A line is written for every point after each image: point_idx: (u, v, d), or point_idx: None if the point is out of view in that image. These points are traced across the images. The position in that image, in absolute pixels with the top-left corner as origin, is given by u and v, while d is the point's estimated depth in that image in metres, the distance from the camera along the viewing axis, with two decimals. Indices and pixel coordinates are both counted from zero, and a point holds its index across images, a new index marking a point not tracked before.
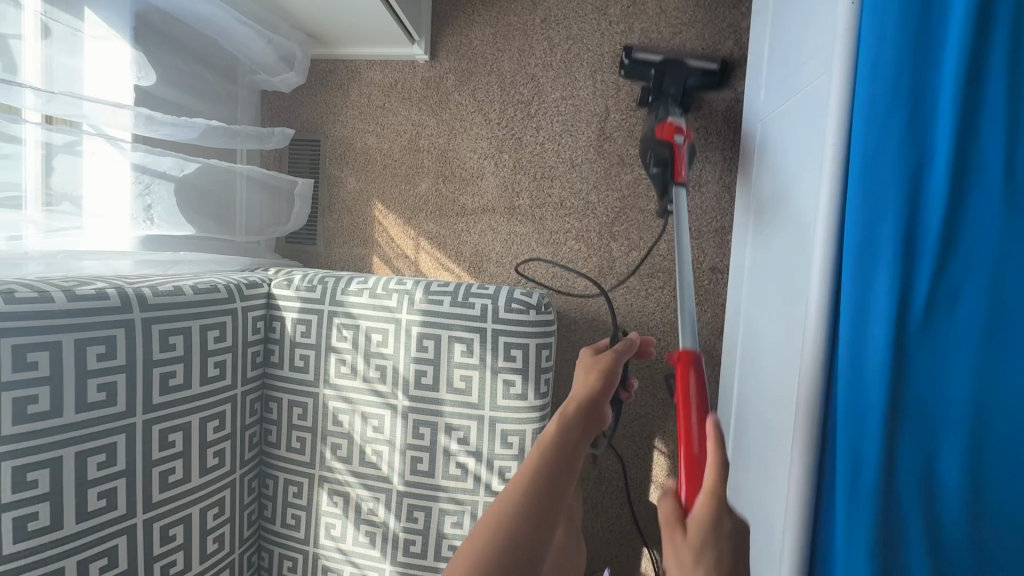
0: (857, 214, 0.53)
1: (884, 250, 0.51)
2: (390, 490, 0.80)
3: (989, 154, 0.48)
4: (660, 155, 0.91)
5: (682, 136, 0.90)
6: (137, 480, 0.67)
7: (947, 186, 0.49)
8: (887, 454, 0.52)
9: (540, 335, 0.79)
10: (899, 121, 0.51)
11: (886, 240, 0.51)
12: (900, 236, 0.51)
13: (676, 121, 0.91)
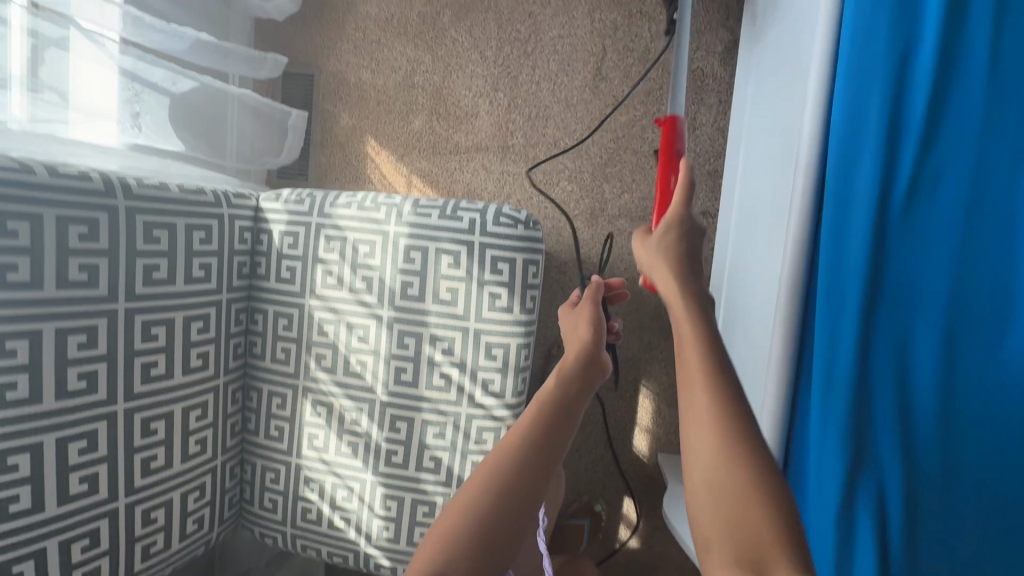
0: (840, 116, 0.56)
1: (864, 151, 0.55)
2: (374, 400, 0.81)
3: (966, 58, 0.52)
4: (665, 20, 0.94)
5: None
6: (118, 367, 0.67)
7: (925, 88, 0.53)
8: (863, 341, 0.56)
9: (527, 249, 0.79)
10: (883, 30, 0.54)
11: (868, 139, 0.55)
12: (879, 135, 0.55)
13: None
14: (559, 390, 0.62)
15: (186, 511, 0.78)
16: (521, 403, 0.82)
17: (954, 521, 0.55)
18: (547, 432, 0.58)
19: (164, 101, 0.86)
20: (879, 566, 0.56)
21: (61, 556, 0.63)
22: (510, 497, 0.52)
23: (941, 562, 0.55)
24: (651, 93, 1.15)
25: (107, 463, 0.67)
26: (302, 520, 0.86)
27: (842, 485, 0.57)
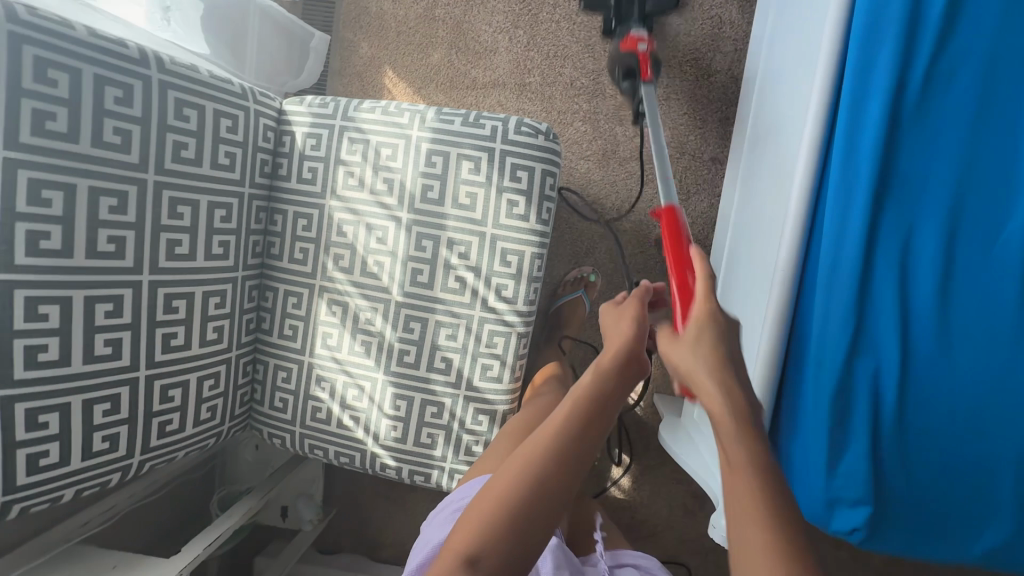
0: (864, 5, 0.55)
1: (885, 42, 0.55)
2: (389, 301, 0.83)
3: None
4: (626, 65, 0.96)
5: (644, 46, 0.91)
6: (145, 238, 0.68)
7: None
8: (871, 233, 0.57)
9: (546, 160, 0.81)
10: None
11: (889, 30, 0.54)
12: (901, 25, 0.54)
13: (639, 32, 0.92)
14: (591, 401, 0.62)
15: (201, 398, 0.80)
16: (532, 313, 0.84)
17: (946, 410, 0.57)
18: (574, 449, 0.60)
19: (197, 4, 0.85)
20: (870, 451, 0.57)
21: (84, 415, 0.65)
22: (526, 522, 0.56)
23: (931, 450, 0.57)
24: (668, 38, 1.17)
25: (131, 331, 0.68)
26: (311, 419, 0.88)
27: (840, 370, 0.58)
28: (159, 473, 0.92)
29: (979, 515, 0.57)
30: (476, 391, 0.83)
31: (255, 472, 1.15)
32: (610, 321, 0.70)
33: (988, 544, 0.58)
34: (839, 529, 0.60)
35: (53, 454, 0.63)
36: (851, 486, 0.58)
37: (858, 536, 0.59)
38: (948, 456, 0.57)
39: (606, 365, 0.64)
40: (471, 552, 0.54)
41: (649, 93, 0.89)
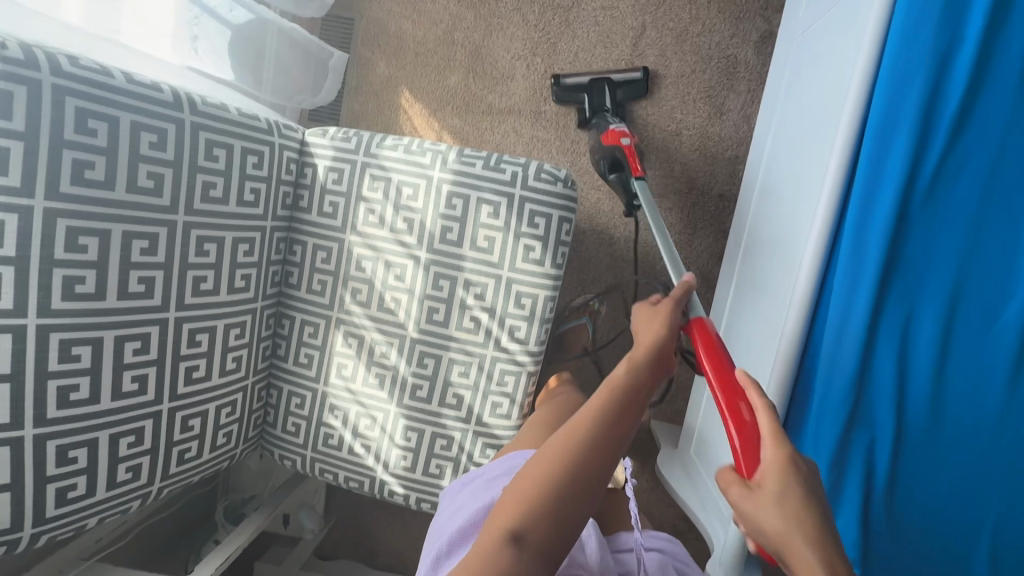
0: (880, 106, 0.58)
1: (898, 142, 0.58)
2: (404, 336, 0.85)
3: (1009, 59, 0.55)
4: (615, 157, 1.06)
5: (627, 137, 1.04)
6: (172, 276, 0.70)
7: (966, 84, 0.56)
8: (874, 317, 0.60)
9: (564, 206, 0.83)
10: (934, 23, 0.56)
11: (903, 132, 0.58)
12: (914, 128, 0.57)
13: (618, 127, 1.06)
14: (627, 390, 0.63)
15: (218, 425, 0.82)
16: (543, 352, 0.87)
17: (929, 480, 0.62)
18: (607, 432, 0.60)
19: (223, 32, 0.85)
20: (860, 514, 0.62)
21: (110, 448, 0.67)
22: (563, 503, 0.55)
23: (913, 515, 0.63)
24: (684, 74, 1.19)
25: (156, 366, 0.70)
26: (323, 444, 0.91)
27: (837, 442, 0.62)
28: (155, 501, 0.93)
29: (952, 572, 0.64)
30: (485, 426, 0.86)
31: (260, 482, 1.18)
32: (642, 322, 0.72)
33: None
34: None
35: (80, 486, 0.65)
36: None
37: None
38: (929, 521, 0.63)
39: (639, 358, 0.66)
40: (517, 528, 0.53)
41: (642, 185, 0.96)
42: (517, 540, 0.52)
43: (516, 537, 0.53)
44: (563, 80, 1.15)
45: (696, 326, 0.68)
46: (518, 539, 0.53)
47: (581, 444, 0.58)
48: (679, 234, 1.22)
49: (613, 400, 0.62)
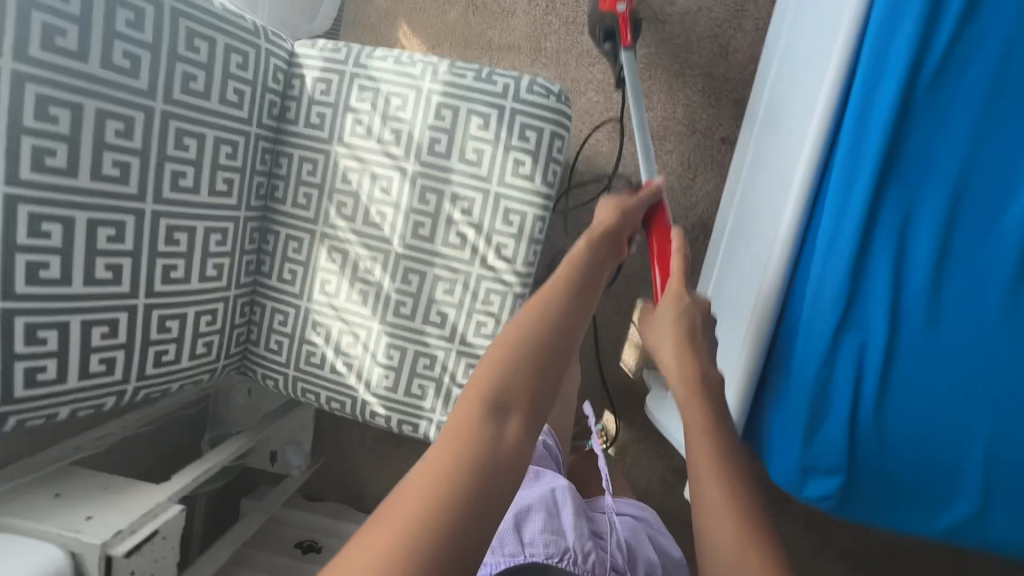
0: None
1: (905, 25, 0.56)
2: (388, 251, 0.83)
3: None
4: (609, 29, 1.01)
5: (624, 5, 0.97)
6: (149, 165, 0.68)
7: None
8: (872, 212, 0.58)
9: (556, 122, 0.81)
10: None
11: (911, 13, 0.55)
12: (925, 8, 0.55)
13: None
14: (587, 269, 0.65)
15: (198, 332, 0.81)
16: (531, 274, 0.85)
17: (924, 394, 0.58)
18: (572, 309, 0.58)
19: None
20: (849, 422, 0.59)
21: (82, 335, 0.66)
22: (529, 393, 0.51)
23: (907, 432, 0.59)
24: (689, 12, 1.15)
25: (131, 258, 0.69)
26: (305, 363, 0.90)
27: (827, 344, 0.60)
28: (148, 415, 0.93)
29: (944, 496, 0.59)
30: (469, 346, 0.85)
31: (247, 418, 1.18)
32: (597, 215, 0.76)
33: (949, 525, 0.60)
34: (810, 496, 0.61)
35: (50, 370, 0.64)
36: (827, 456, 0.60)
37: (828, 504, 0.60)
38: (923, 439, 0.59)
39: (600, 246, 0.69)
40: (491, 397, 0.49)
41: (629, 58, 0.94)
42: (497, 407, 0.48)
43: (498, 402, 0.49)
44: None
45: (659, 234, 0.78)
46: (501, 410, 0.48)
47: (546, 332, 0.55)
48: (679, 178, 1.19)
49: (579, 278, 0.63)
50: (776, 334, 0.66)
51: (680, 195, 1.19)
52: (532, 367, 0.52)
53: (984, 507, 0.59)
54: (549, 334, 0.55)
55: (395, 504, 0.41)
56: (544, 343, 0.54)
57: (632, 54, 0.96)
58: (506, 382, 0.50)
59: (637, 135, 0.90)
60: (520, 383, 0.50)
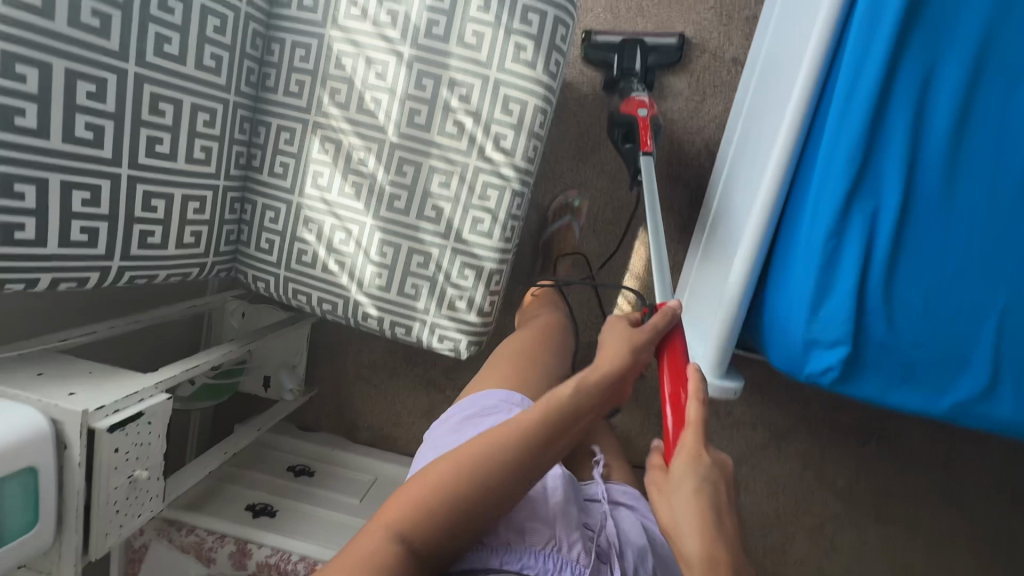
0: None
1: None
2: (383, 141, 0.81)
3: None
4: (626, 128, 1.00)
5: (645, 111, 0.97)
6: (131, 23, 0.65)
7: None
8: (894, 61, 0.53)
9: (561, 7, 0.76)
10: None
11: None
12: None
13: (642, 97, 0.99)
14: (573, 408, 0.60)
15: (185, 219, 0.79)
16: (530, 170, 0.82)
17: (936, 263, 0.55)
18: (554, 429, 0.59)
19: None
20: (855, 291, 0.56)
21: (62, 197, 0.64)
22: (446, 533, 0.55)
23: (916, 303, 0.56)
24: None
25: (113, 122, 0.66)
26: (296, 262, 0.87)
27: (836, 209, 0.56)
28: (152, 318, 0.92)
29: (952, 372, 0.57)
30: (464, 244, 0.83)
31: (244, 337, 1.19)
32: (612, 334, 0.68)
33: (955, 402, 0.57)
34: (811, 371, 0.60)
35: (29, 231, 0.62)
36: (830, 328, 0.58)
37: (830, 376, 0.59)
38: (934, 310, 0.56)
39: (599, 378, 0.63)
40: (410, 519, 0.54)
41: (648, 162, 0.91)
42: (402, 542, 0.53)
43: (403, 541, 0.53)
44: (595, 35, 1.12)
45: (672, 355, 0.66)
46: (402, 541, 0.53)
47: (491, 462, 0.56)
48: (687, 101, 1.15)
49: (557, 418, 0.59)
50: (783, 211, 0.63)
51: (687, 119, 1.15)
52: (447, 526, 0.54)
53: (994, 382, 0.56)
54: (498, 499, 0.55)
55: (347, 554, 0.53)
56: (489, 518, 0.56)
57: (651, 157, 0.93)
58: (433, 526, 0.54)
59: (653, 263, 0.80)
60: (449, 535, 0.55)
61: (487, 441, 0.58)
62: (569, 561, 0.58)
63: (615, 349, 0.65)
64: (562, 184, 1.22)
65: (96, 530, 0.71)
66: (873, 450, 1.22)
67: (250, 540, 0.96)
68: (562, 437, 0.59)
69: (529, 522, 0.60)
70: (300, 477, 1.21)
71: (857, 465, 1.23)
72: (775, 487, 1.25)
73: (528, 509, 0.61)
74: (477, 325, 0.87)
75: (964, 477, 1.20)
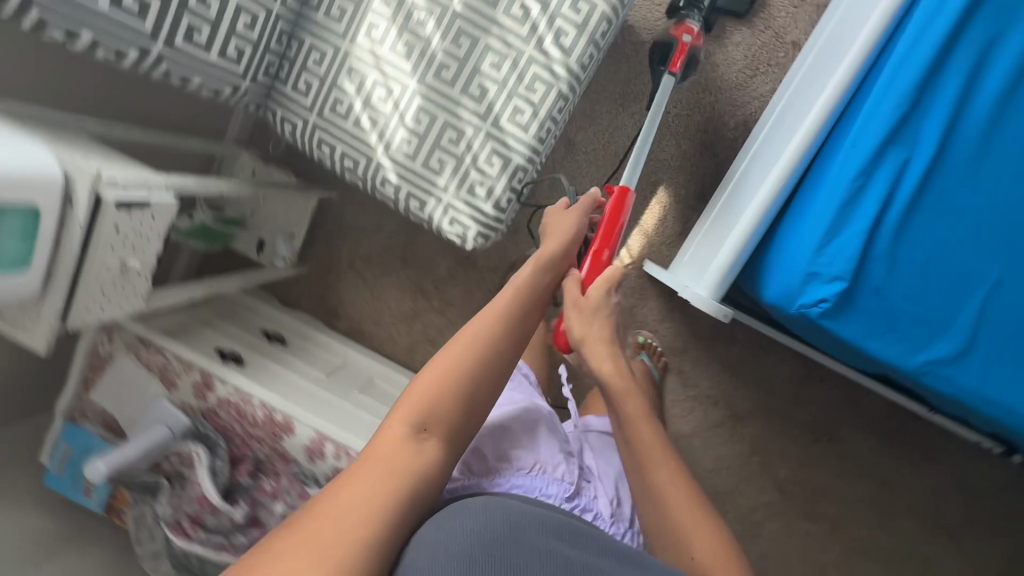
0: None
1: None
2: (447, 7, 0.81)
3: None
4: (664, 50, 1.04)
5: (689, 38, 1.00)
6: None
7: None
8: (961, 25, 0.57)
9: None
10: None
11: None
12: None
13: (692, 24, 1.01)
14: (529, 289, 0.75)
15: (233, 30, 0.78)
16: (582, 76, 0.83)
17: (947, 224, 0.58)
18: (522, 307, 0.72)
19: None
20: (868, 231, 0.59)
21: None
22: (455, 413, 0.63)
23: (919, 258, 0.59)
24: None
25: None
26: (329, 110, 0.87)
27: (872, 150, 0.59)
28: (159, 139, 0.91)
29: (932, 332, 0.60)
30: (499, 130, 0.83)
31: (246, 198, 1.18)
32: (552, 226, 0.84)
33: (926, 360, 0.60)
34: (802, 303, 0.61)
35: None
36: (834, 262, 0.60)
37: (820, 309, 0.60)
38: (933, 269, 0.59)
39: (543, 262, 0.78)
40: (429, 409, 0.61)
41: (666, 84, 0.96)
42: (422, 432, 0.60)
43: (424, 428, 0.61)
44: None
45: (613, 208, 0.85)
46: (424, 434, 0.60)
47: (482, 345, 0.67)
48: (738, 71, 1.17)
49: (518, 300, 0.72)
50: (817, 153, 0.65)
51: (734, 89, 1.17)
52: (457, 405, 0.63)
53: (965, 349, 0.59)
54: (488, 371, 0.66)
55: (373, 457, 0.57)
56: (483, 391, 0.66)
57: (673, 80, 0.98)
58: (445, 404, 0.63)
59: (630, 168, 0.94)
60: (462, 406, 0.64)
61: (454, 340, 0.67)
62: (556, 480, 0.75)
63: (564, 233, 0.82)
64: (597, 124, 1.23)
65: (81, 299, 0.71)
66: (820, 448, 1.27)
67: (214, 374, 0.96)
68: (519, 315, 0.72)
69: (521, 452, 0.77)
70: (270, 342, 1.21)
71: (802, 463, 1.27)
72: (719, 465, 1.29)
73: (513, 441, 0.79)
74: (491, 218, 0.87)
75: (897, 495, 1.25)
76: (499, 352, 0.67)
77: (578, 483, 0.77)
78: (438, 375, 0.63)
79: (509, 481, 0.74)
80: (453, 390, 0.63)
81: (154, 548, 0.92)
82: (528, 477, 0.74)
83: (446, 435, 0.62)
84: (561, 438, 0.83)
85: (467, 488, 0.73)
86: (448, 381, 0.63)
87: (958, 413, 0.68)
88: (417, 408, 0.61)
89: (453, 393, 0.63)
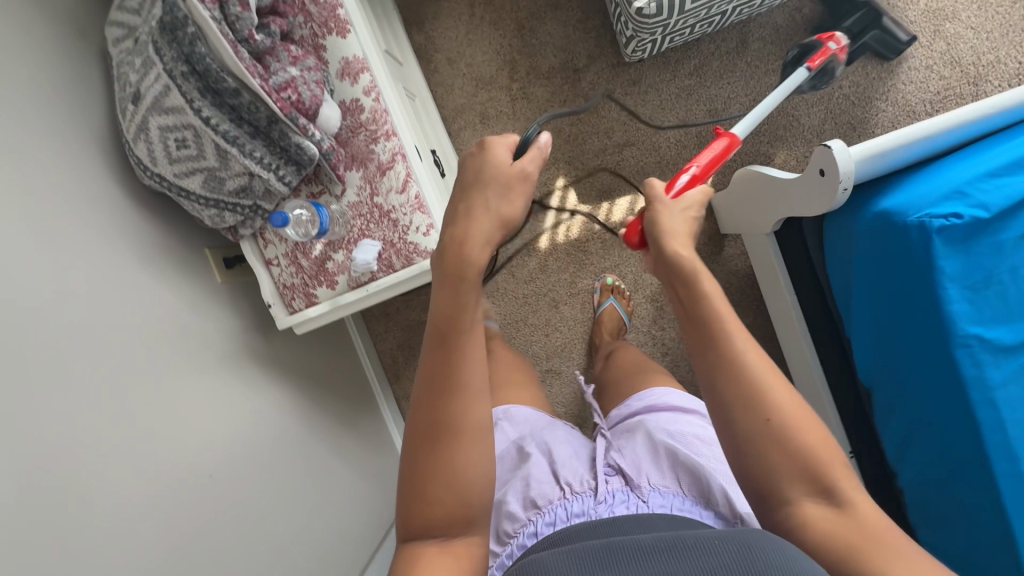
0: None
1: None
2: None
3: None
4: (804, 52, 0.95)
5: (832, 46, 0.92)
6: None
7: None
8: None
9: None
10: None
11: None
12: None
13: (837, 37, 0.92)
14: (448, 315, 0.55)
15: None
16: None
17: None
18: (442, 346, 0.54)
19: None
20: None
21: None
22: (457, 504, 0.51)
23: None
24: None
25: None
26: None
27: None
28: None
29: (1000, 316, 0.61)
30: None
31: None
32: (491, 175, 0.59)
33: (979, 333, 0.61)
34: (930, 212, 0.60)
35: None
36: (988, 195, 0.60)
37: (945, 224, 0.59)
38: None
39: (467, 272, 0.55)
40: (446, 519, 0.50)
41: (797, 78, 0.87)
42: (440, 543, 0.50)
43: (444, 540, 0.51)
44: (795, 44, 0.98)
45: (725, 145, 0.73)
46: (440, 542, 0.51)
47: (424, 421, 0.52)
48: (922, 100, 1.14)
49: (434, 338, 0.55)
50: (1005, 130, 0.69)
51: (906, 112, 1.14)
52: (458, 496, 0.51)
53: (1011, 350, 0.61)
54: (450, 431, 0.52)
55: None
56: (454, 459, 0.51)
57: (806, 74, 0.89)
58: (441, 510, 0.50)
59: (756, 110, 0.84)
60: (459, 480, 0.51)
61: (416, 433, 0.53)
62: (576, 497, 0.61)
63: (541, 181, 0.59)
64: (777, 47, 1.18)
65: None
66: None
67: None
68: (463, 358, 0.54)
69: (532, 485, 0.64)
70: None
71: None
72: None
73: (525, 477, 0.65)
74: None
75: None
76: (465, 416, 0.52)
77: (601, 484, 0.62)
78: (426, 482, 0.51)
79: (544, 521, 0.60)
80: (439, 485, 0.51)
81: (131, 22, 0.79)
82: (552, 506, 0.61)
83: (461, 519, 0.51)
84: (561, 456, 0.68)
85: (510, 556, 0.60)
86: (438, 493, 0.51)
87: (916, 432, 0.69)
88: (428, 523, 0.50)
89: (449, 484, 0.51)
